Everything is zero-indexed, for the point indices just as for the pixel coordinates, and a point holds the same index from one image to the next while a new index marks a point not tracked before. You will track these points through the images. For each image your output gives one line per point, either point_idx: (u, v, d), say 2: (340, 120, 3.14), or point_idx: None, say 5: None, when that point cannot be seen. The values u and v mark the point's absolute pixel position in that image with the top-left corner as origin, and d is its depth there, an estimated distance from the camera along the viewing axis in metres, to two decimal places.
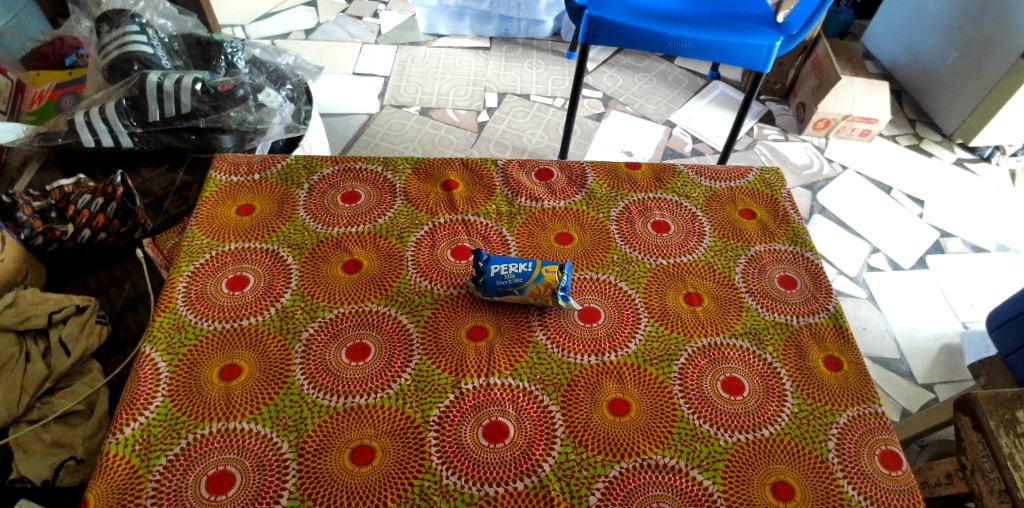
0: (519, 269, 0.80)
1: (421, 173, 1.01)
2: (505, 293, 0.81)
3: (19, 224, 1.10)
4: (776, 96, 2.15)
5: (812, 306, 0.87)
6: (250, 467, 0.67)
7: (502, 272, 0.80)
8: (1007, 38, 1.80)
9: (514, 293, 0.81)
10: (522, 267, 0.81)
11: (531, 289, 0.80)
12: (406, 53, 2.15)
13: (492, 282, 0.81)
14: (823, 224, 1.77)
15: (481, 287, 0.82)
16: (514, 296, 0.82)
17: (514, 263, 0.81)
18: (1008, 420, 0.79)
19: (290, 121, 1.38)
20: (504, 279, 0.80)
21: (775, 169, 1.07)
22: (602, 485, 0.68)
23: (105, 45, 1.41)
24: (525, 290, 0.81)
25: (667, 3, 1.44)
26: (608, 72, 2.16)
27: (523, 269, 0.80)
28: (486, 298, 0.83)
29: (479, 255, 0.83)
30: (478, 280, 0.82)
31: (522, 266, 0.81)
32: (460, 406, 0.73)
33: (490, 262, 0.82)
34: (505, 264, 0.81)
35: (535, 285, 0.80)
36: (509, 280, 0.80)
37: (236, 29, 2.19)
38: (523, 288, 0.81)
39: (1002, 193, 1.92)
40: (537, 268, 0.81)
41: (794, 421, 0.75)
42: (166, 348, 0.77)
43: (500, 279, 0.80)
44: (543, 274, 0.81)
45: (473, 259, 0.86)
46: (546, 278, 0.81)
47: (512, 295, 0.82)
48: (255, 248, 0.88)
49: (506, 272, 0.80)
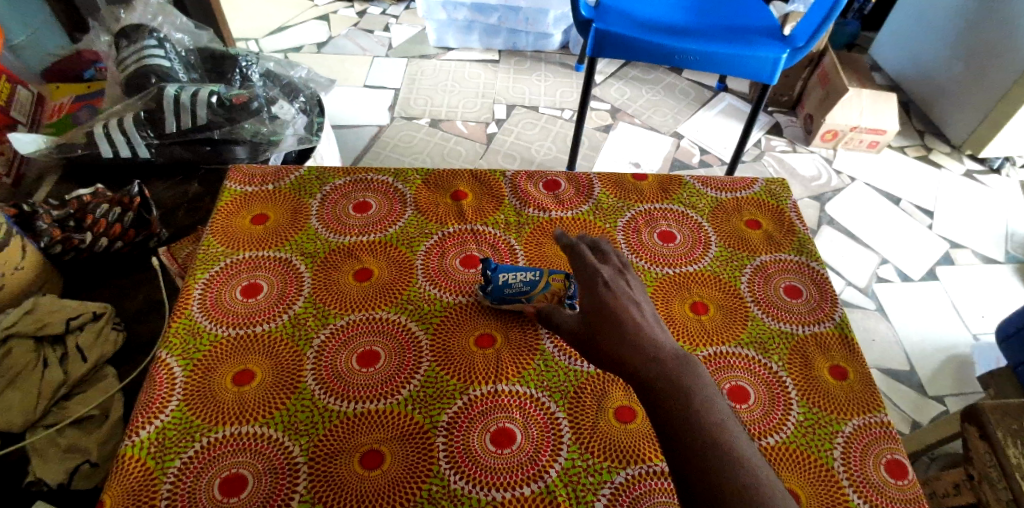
0: (527, 278, 0.82)
1: (430, 184, 1.03)
2: (513, 302, 0.83)
3: (38, 234, 1.13)
4: (783, 108, 2.17)
5: (817, 316, 0.88)
6: (262, 470, 0.68)
7: (509, 280, 0.82)
8: (1014, 50, 1.81)
9: (521, 302, 0.83)
10: (530, 276, 0.83)
11: (540, 298, 0.82)
12: (416, 66, 2.19)
13: (500, 290, 0.82)
14: (831, 236, 1.77)
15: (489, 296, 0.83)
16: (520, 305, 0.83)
17: (523, 269, 0.84)
18: (1016, 430, 0.80)
19: (302, 133, 1.42)
20: (512, 287, 0.82)
21: (780, 180, 1.08)
22: (608, 491, 0.69)
23: (124, 59, 1.44)
24: (533, 299, 0.82)
25: (673, 16, 1.46)
26: (615, 85, 2.19)
27: (531, 278, 0.82)
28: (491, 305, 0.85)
29: (487, 264, 0.85)
30: (487, 290, 0.83)
31: (532, 274, 0.83)
32: (468, 413, 0.74)
33: (495, 269, 0.84)
34: (512, 271, 0.83)
35: (542, 293, 0.82)
36: (516, 288, 0.82)
37: (249, 43, 2.23)
38: (531, 296, 0.82)
39: (1011, 204, 1.91)
40: (545, 276, 0.83)
41: (799, 430, 0.76)
42: (181, 354, 0.78)
43: (507, 287, 0.82)
44: (549, 282, 0.83)
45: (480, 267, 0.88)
46: (553, 287, 0.82)
47: (518, 304, 0.83)
48: (267, 257, 0.90)
49: (513, 280, 0.82)
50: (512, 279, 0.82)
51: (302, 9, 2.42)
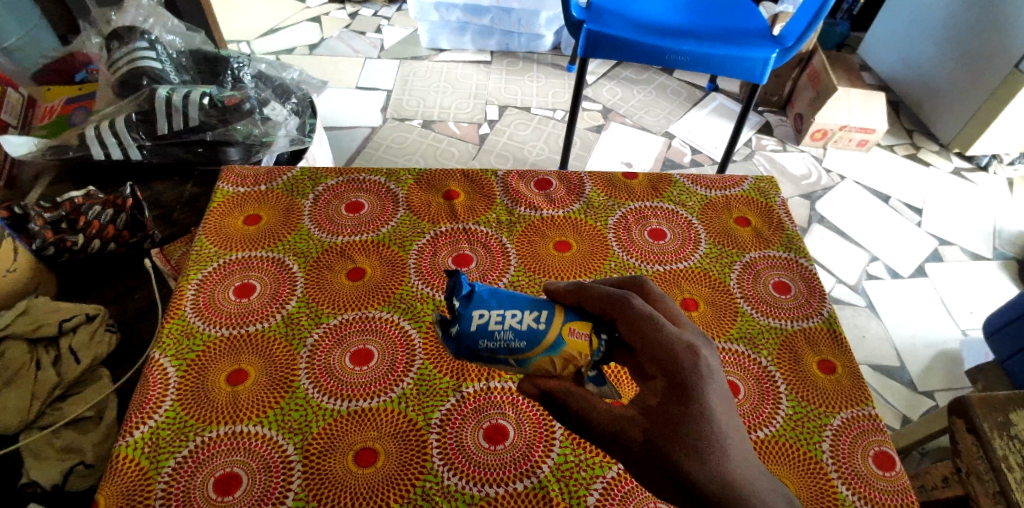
0: (525, 329, 0.61)
1: (423, 183, 1.04)
2: (494, 358, 0.63)
3: (31, 235, 1.13)
4: (774, 107, 2.19)
5: (806, 311, 0.89)
6: (256, 469, 0.69)
7: (489, 325, 0.62)
8: (1001, 49, 1.83)
9: (507, 362, 0.63)
10: (530, 325, 0.62)
11: (535, 363, 0.62)
12: (409, 67, 2.19)
13: (475, 338, 0.62)
14: (822, 234, 1.79)
15: (456, 343, 0.62)
16: (505, 365, 0.64)
17: (522, 311, 0.62)
18: (1001, 422, 0.82)
19: (295, 135, 1.44)
20: (498, 339, 0.61)
21: (769, 177, 1.10)
22: (600, 486, 0.70)
23: (116, 60, 1.44)
24: (526, 364, 0.62)
25: (665, 16, 1.48)
26: (607, 85, 2.20)
27: (531, 328, 0.61)
28: (459, 354, 0.63)
29: (459, 288, 0.63)
30: (452, 332, 0.63)
31: (535, 322, 0.62)
32: (462, 410, 0.75)
33: (470, 305, 0.62)
34: (497, 312, 0.62)
35: (545, 357, 0.62)
36: (500, 343, 0.61)
37: (242, 45, 2.23)
38: (524, 360, 0.62)
39: (1000, 201, 1.94)
40: (557, 326, 0.62)
41: (789, 423, 0.77)
42: (175, 354, 0.79)
43: (487, 338, 0.62)
44: (561, 338, 0.61)
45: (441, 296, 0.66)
46: (568, 347, 0.61)
47: (503, 360, 0.63)
48: (261, 257, 0.90)
49: (500, 330, 0.61)
50: (497, 327, 0.62)
51: (295, 10, 2.42)
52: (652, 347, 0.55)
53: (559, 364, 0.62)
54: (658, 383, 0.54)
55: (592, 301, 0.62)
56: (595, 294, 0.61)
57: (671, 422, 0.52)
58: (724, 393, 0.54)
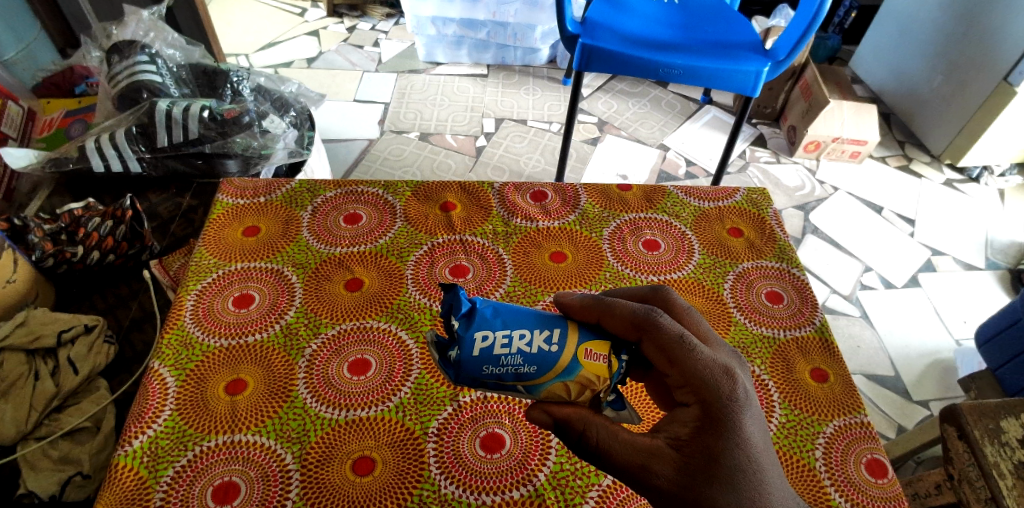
0: (534, 353, 0.60)
1: (421, 196, 1.05)
2: (501, 384, 0.62)
3: (30, 247, 1.14)
4: (767, 119, 2.22)
5: (798, 321, 0.90)
6: (254, 478, 0.69)
7: (495, 349, 0.60)
8: (988, 62, 1.87)
9: (516, 389, 0.62)
10: (540, 348, 0.61)
11: (547, 388, 0.61)
12: (406, 80, 2.22)
13: (475, 366, 0.60)
14: (816, 244, 1.80)
15: (456, 369, 0.61)
16: (514, 391, 0.62)
17: (531, 332, 0.61)
18: (992, 429, 0.83)
19: (293, 147, 1.45)
20: (504, 365, 0.60)
21: (762, 189, 1.11)
22: (596, 493, 0.70)
23: (115, 74, 1.45)
24: (537, 390, 0.61)
25: (658, 31, 1.50)
26: (602, 98, 2.23)
27: (541, 352, 0.60)
28: (460, 380, 0.62)
29: (458, 307, 0.63)
30: (451, 357, 0.62)
31: (545, 344, 0.61)
32: (458, 418, 0.75)
33: (472, 328, 0.61)
34: (502, 334, 0.61)
35: (558, 382, 0.60)
36: (508, 369, 0.60)
37: (240, 59, 2.25)
38: (534, 386, 0.61)
39: (990, 211, 1.96)
40: (570, 348, 0.61)
41: (782, 432, 0.78)
42: (174, 364, 0.79)
43: (492, 364, 0.60)
44: (579, 360, 0.60)
45: (444, 318, 0.65)
46: (584, 370, 0.60)
47: (515, 390, 0.62)
48: (260, 268, 0.91)
49: (507, 355, 0.60)
50: (504, 351, 0.60)
51: (293, 25, 2.45)
52: (685, 369, 0.56)
53: (576, 382, 0.60)
54: (693, 411, 0.56)
55: (615, 321, 0.61)
56: (618, 312, 0.60)
57: (704, 452, 0.53)
58: (757, 418, 0.56)
